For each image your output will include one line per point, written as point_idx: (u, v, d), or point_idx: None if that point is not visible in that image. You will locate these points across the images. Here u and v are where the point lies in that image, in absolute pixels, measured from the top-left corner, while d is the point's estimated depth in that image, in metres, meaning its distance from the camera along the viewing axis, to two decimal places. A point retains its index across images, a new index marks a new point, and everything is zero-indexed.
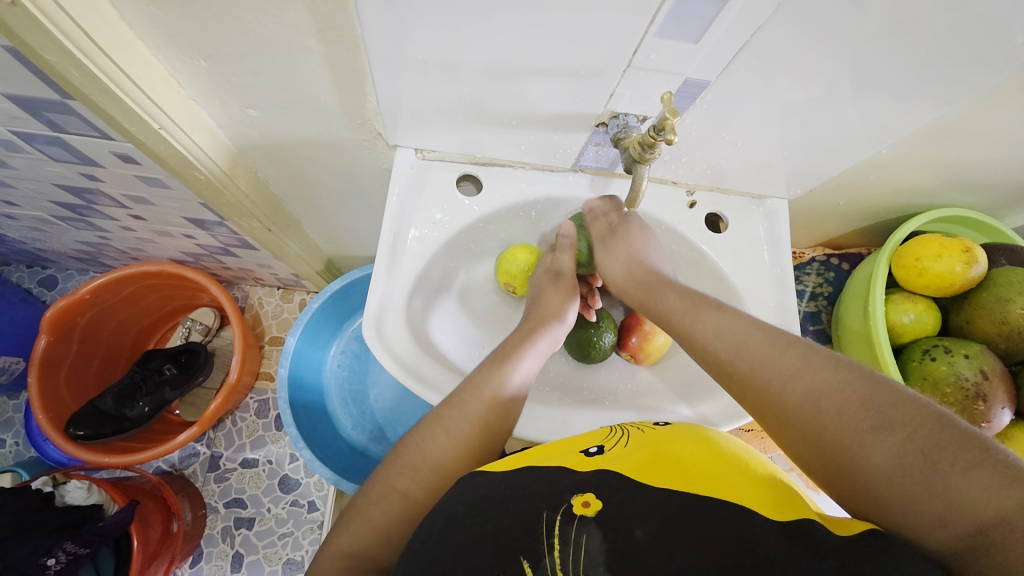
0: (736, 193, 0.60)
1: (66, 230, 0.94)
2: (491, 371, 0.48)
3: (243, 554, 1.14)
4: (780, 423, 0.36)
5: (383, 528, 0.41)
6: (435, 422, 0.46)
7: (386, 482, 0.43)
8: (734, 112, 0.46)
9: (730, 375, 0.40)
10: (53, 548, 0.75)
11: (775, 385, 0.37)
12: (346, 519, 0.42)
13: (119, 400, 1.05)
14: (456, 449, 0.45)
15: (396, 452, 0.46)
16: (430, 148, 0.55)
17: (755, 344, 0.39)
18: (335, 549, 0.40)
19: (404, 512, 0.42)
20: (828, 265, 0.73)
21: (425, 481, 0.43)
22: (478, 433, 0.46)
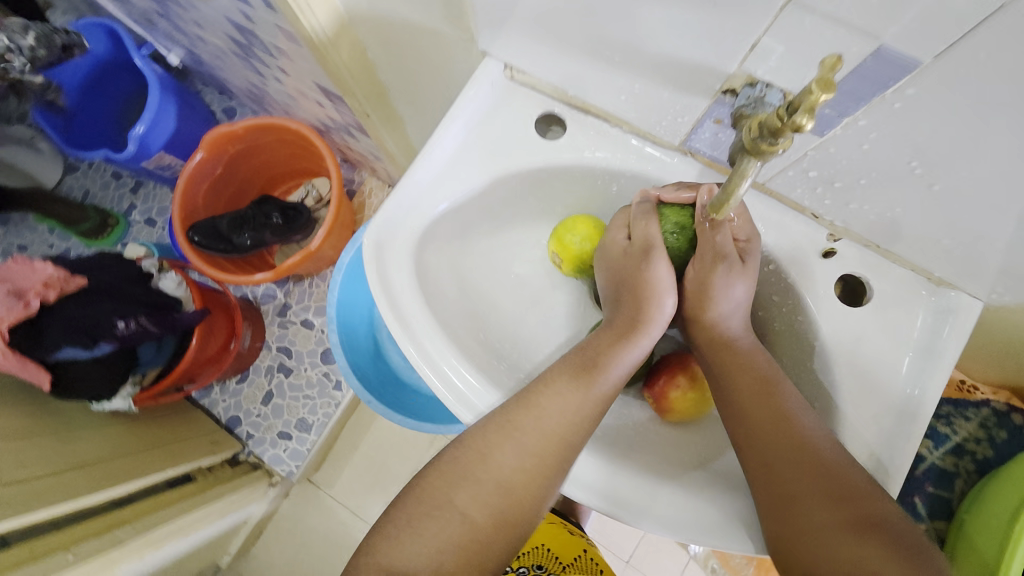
0: (900, 263, 0.41)
1: (238, 65, 1.06)
2: (578, 379, 0.41)
3: (274, 395, 1.28)
4: (782, 507, 0.36)
5: (438, 548, 0.37)
6: (494, 433, 0.40)
7: (443, 495, 0.38)
8: (940, 140, 0.29)
9: (755, 443, 0.39)
10: (128, 317, 0.89)
11: (795, 471, 0.36)
12: (396, 528, 0.38)
13: (232, 225, 1.19)
14: (524, 472, 0.39)
15: (454, 456, 0.40)
16: (521, 67, 0.45)
17: (803, 456, 0.37)
18: (381, 562, 0.36)
19: (460, 534, 0.37)
20: (1005, 420, 0.51)
21: (487, 503, 0.38)
22: (543, 459, 0.39)
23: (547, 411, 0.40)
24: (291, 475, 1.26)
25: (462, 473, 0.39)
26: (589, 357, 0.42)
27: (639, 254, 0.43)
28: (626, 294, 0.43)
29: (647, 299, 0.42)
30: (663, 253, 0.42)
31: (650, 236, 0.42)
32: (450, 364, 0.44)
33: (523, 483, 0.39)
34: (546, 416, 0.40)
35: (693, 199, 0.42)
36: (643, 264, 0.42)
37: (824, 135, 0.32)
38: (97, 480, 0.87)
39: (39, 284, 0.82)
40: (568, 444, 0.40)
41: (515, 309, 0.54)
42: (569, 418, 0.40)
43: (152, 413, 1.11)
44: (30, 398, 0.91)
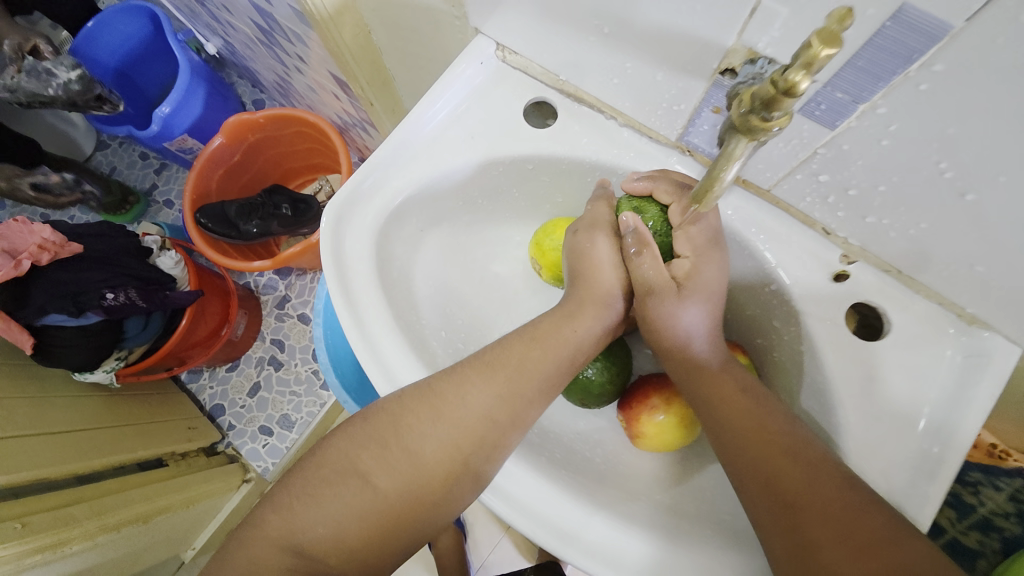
0: (926, 296, 0.35)
1: (265, 55, 1.07)
2: (512, 352, 0.37)
3: (260, 388, 1.26)
4: (771, 528, 0.31)
5: (336, 516, 0.33)
6: (410, 408, 0.35)
7: (348, 457, 0.35)
8: (978, 133, 0.23)
9: (740, 456, 0.34)
10: (116, 289, 0.88)
11: (779, 491, 0.32)
12: (293, 493, 0.35)
13: (240, 211, 1.17)
14: (440, 446, 0.35)
15: (366, 417, 0.36)
16: (512, 47, 0.42)
17: (787, 472, 0.32)
18: (274, 526, 0.34)
19: (360, 502, 0.34)
20: None
21: (396, 473, 0.34)
22: (465, 438, 0.35)
23: (470, 387, 0.36)
24: (265, 473, 1.21)
25: (371, 436, 0.35)
26: (520, 343, 0.38)
27: (583, 233, 0.41)
28: (574, 279, 0.41)
29: (592, 285, 0.40)
30: (605, 232, 0.40)
31: (596, 213, 0.41)
32: (403, 361, 0.40)
33: (442, 463, 0.35)
34: (468, 392, 0.36)
35: (652, 190, 0.39)
36: (585, 242, 0.40)
37: (835, 127, 0.28)
38: (56, 457, 0.85)
39: (34, 246, 0.82)
40: (487, 421, 0.35)
41: (487, 311, 0.49)
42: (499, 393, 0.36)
43: (131, 391, 1.10)
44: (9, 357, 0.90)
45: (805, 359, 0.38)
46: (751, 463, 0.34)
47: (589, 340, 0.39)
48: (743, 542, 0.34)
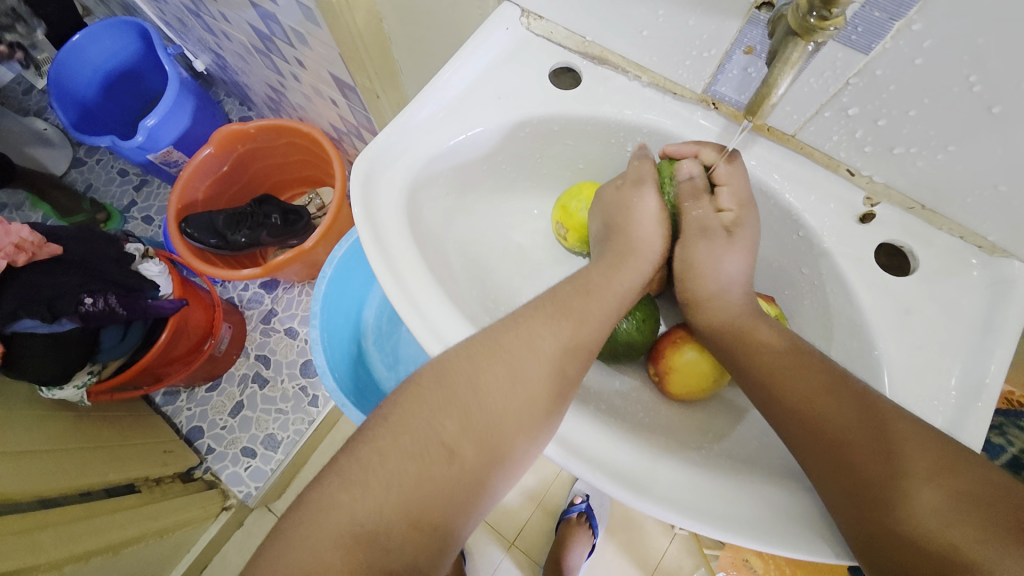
0: (947, 230, 0.37)
1: (259, 64, 1.07)
2: (573, 304, 0.37)
3: (243, 407, 1.19)
4: (824, 461, 0.30)
5: (406, 490, 0.31)
6: (484, 366, 0.34)
7: (424, 428, 0.32)
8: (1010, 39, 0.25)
9: (778, 397, 0.33)
10: (96, 295, 0.83)
11: (822, 423, 0.31)
12: (355, 473, 0.32)
13: (228, 221, 1.14)
14: (518, 405, 0.33)
15: (432, 380, 0.34)
16: (538, 11, 0.43)
17: (829, 402, 0.31)
18: (340, 511, 0.30)
19: (439, 473, 0.32)
20: None
21: (470, 434, 0.33)
22: (539, 393, 0.34)
23: (548, 341, 0.35)
24: (248, 498, 1.13)
25: (445, 401, 0.33)
26: (574, 293, 0.38)
27: (629, 189, 0.41)
28: (616, 235, 0.41)
29: (630, 238, 0.40)
30: (653, 188, 0.41)
31: (645, 175, 0.41)
32: (440, 317, 0.38)
33: (523, 424, 0.33)
34: (545, 343, 0.35)
35: (696, 153, 0.41)
36: (631, 195, 0.41)
37: (870, 51, 0.29)
38: (20, 478, 0.76)
39: (10, 245, 0.77)
40: (562, 375, 0.35)
41: (510, 278, 0.48)
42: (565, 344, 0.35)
43: (100, 411, 1.01)
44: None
45: (838, 301, 0.39)
46: (794, 407, 0.32)
47: (629, 288, 0.39)
48: (801, 481, 0.33)
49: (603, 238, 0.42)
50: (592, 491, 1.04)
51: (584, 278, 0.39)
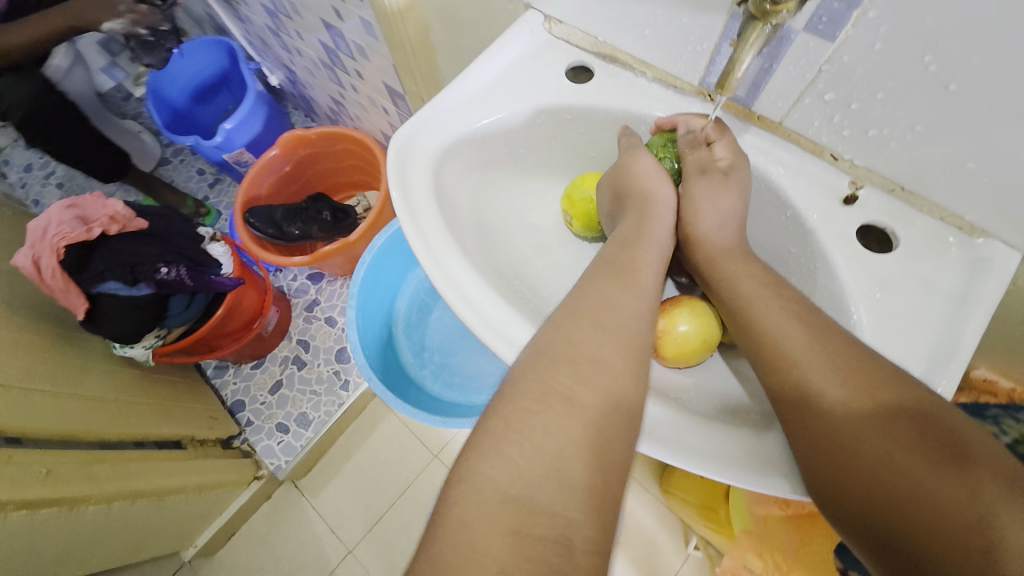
0: (927, 212, 0.39)
1: (324, 77, 1.21)
2: (625, 260, 0.40)
3: (282, 386, 1.28)
4: (793, 413, 0.34)
5: (555, 448, 0.30)
6: (572, 317, 0.36)
7: (538, 379, 0.33)
8: (952, 22, 0.29)
9: (758, 355, 0.38)
10: (170, 264, 0.95)
11: (793, 377, 0.35)
12: (496, 438, 0.30)
13: (286, 215, 1.26)
14: (615, 344, 0.35)
15: (536, 345, 0.35)
16: (558, 17, 0.50)
17: (801, 359, 0.35)
18: (484, 484, 0.29)
19: (568, 422, 0.31)
20: None
21: (599, 388, 0.33)
22: (630, 349, 0.35)
23: (626, 293, 0.38)
24: (278, 471, 1.21)
25: (553, 356, 0.34)
26: (624, 251, 0.41)
27: (626, 156, 0.46)
28: (629, 199, 0.45)
29: (640, 199, 0.44)
30: (645, 152, 0.45)
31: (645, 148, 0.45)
32: (455, 268, 0.44)
33: (626, 364, 0.34)
34: (626, 293, 0.38)
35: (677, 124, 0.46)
36: (628, 161, 0.45)
37: (834, 38, 0.34)
38: (86, 418, 0.87)
39: (106, 217, 0.91)
40: (638, 333, 0.36)
41: (523, 250, 0.53)
42: (635, 307, 0.37)
43: (159, 374, 1.14)
44: (46, 324, 0.95)
45: (822, 275, 0.41)
46: (845, 457, 0.31)
47: (661, 242, 0.43)
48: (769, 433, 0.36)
49: (618, 207, 0.46)
50: None
51: (632, 239, 0.42)
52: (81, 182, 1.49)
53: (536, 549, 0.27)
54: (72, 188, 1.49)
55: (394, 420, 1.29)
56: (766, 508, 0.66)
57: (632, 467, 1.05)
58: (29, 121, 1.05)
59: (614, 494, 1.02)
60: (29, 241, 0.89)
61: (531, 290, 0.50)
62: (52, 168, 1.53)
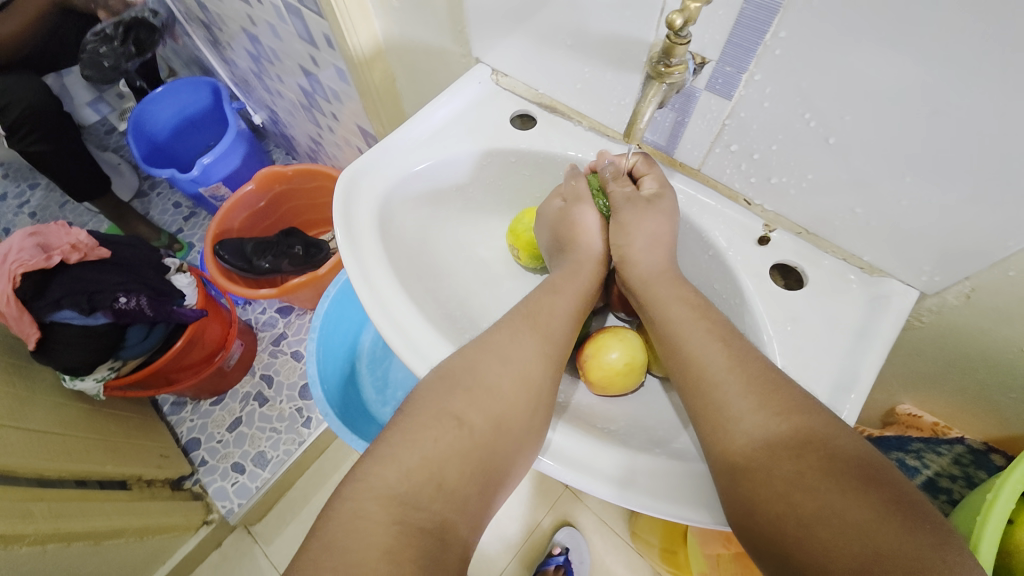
0: (832, 253, 0.42)
1: (303, 118, 1.26)
2: (543, 302, 0.43)
3: (241, 422, 1.24)
4: (712, 437, 0.34)
5: (432, 455, 0.34)
6: (478, 349, 0.39)
7: (435, 403, 0.36)
8: (821, 84, 0.33)
9: (682, 380, 0.38)
10: (130, 293, 0.94)
11: (712, 401, 0.35)
12: (389, 446, 0.35)
13: (256, 249, 1.26)
14: (514, 377, 0.38)
15: (437, 377, 0.38)
16: (503, 71, 0.55)
17: (721, 383, 0.35)
18: (375, 482, 0.33)
19: (453, 442, 0.35)
20: (979, 457, 0.48)
21: (486, 409, 0.37)
22: (529, 380, 0.38)
23: (541, 329, 0.41)
24: (229, 514, 1.15)
25: (450, 382, 0.37)
26: (544, 293, 0.44)
27: (571, 206, 0.48)
28: (565, 245, 0.48)
29: (579, 248, 0.47)
30: (589, 204, 0.47)
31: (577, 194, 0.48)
32: (393, 298, 0.45)
33: (543, 391, 0.38)
34: (546, 329, 0.41)
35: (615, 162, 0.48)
36: (574, 212, 0.47)
37: (732, 96, 0.38)
38: (28, 453, 0.83)
39: (67, 245, 0.91)
40: (542, 367, 0.39)
41: (469, 284, 0.55)
42: (542, 342, 0.40)
43: (111, 408, 1.10)
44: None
45: (741, 309, 0.44)
46: (761, 479, 0.31)
47: (587, 285, 0.45)
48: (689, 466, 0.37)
49: (557, 249, 0.48)
50: (573, 544, 0.98)
51: (562, 279, 0.45)
52: (54, 212, 1.49)
53: (418, 537, 0.31)
54: (43, 218, 1.49)
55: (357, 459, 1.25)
56: (715, 547, 0.72)
57: (600, 509, 1.02)
58: (24, 120, 1.08)
59: (581, 538, 0.99)
60: None
61: (473, 323, 0.51)
62: (26, 198, 1.53)
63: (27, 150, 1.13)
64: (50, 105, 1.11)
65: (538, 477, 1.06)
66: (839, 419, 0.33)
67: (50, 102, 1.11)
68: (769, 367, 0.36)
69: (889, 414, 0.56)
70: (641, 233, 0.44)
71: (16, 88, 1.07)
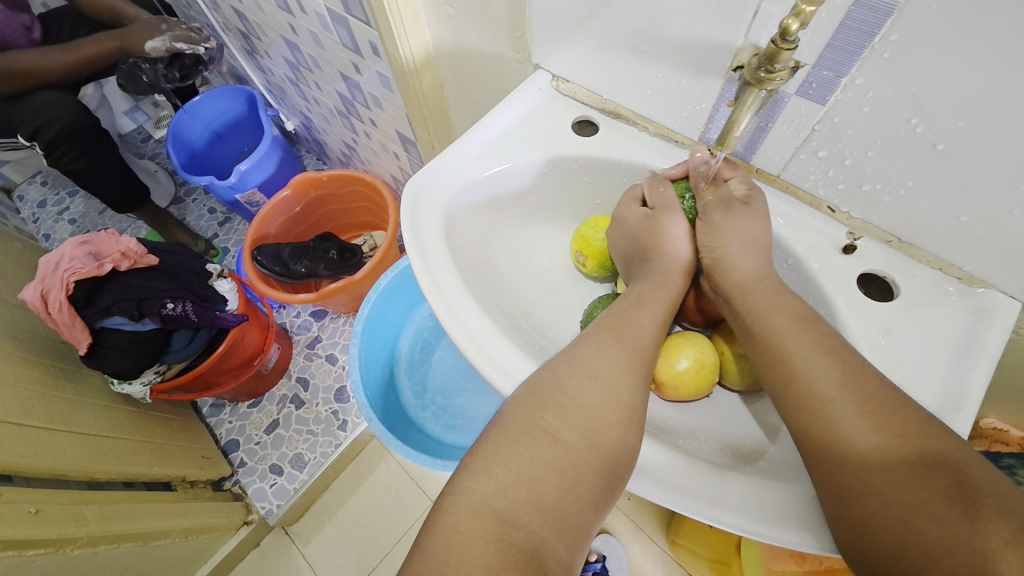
0: (926, 262, 0.40)
1: (338, 124, 1.27)
2: (628, 314, 0.42)
3: (279, 425, 1.26)
4: (824, 456, 0.33)
5: (529, 471, 0.33)
6: (569, 364, 0.39)
7: (526, 418, 0.36)
8: (933, 89, 0.31)
9: (783, 396, 0.36)
10: (177, 300, 0.96)
11: (821, 418, 0.34)
12: (483, 460, 0.34)
13: (294, 254, 1.27)
14: (605, 395, 0.37)
15: (527, 392, 0.37)
16: (565, 77, 0.54)
17: (828, 398, 0.34)
18: (474, 496, 0.33)
19: (551, 458, 0.34)
20: None
21: (578, 424, 0.36)
22: (620, 391, 0.38)
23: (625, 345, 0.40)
24: (268, 515, 1.16)
25: (541, 398, 0.37)
26: (630, 307, 0.43)
27: (661, 214, 0.46)
28: (644, 253, 0.46)
29: (664, 258, 0.45)
30: (678, 213, 0.45)
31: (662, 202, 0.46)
32: (463, 307, 0.44)
33: (634, 408, 0.37)
34: (629, 343, 0.40)
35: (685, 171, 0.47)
36: (664, 221, 0.45)
37: (825, 102, 0.36)
38: (80, 455, 0.85)
39: (118, 253, 0.93)
40: (630, 378, 0.38)
41: (530, 293, 0.54)
42: (631, 352, 0.40)
43: (155, 411, 1.13)
44: (48, 359, 0.96)
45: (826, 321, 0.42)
46: (879, 503, 0.30)
47: (671, 299, 0.44)
48: (787, 487, 0.36)
49: (637, 258, 0.47)
50: (610, 551, 0.96)
51: (643, 294, 0.44)
52: (94, 218, 1.53)
53: (514, 552, 0.30)
54: (83, 224, 1.53)
55: (392, 462, 1.25)
56: (783, 563, 0.69)
57: (638, 516, 1.00)
58: (60, 139, 1.10)
59: (619, 545, 0.97)
60: (39, 276, 0.90)
61: (538, 332, 0.50)
62: (66, 205, 1.57)
63: (66, 168, 1.15)
64: (84, 122, 1.13)
65: None
66: (961, 441, 0.31)
67: (83, 119, 1.12)
68: (883, 382, 0.34)
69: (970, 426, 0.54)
70: (721, 243, 0.43)
71: (52, 108, 1.09)
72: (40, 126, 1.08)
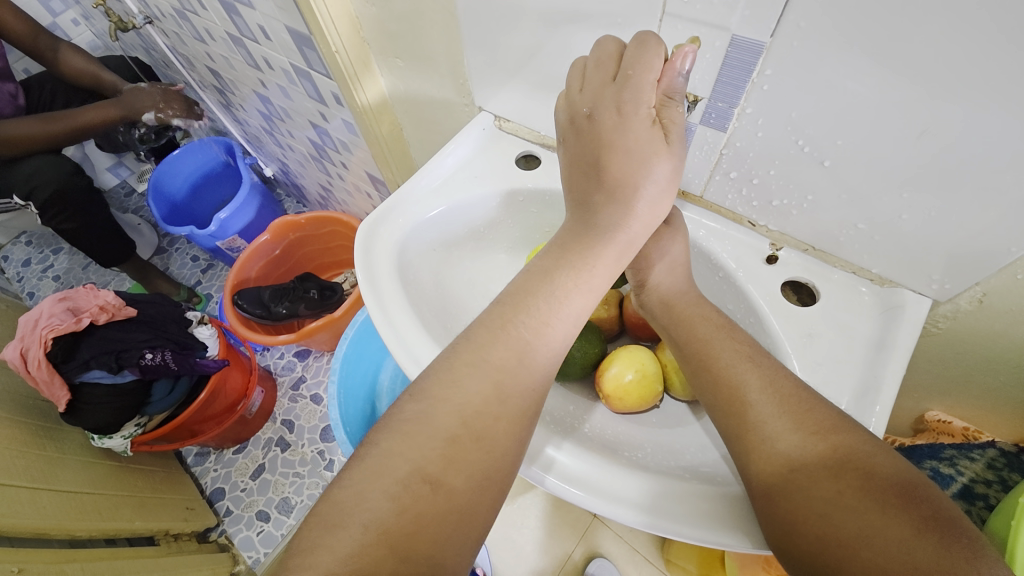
0: (841, 267, 0.44)
1: (312, 167, 1.31)
2: (555, 299, 0.37)
3: (264, 470, 1.24)
4: (752, 457, 0.35)
5: (394, 516, 0.29)
6: (465, 374, 0.34)
7: (397, 450, 0.31)
8: (809, 113, 0.35)
9: (716, 403, 0.38)
10: (156, 349, 0.97)
11: (745, 421, 0.36)
12: (338, 508, 0.29)
13: (274, 296, 1.29)
14: (499, 410, 0.34)
15: (410, 416, 0.33)
16: (506, 116, 0.58)
17: (749, 402, 0.36)
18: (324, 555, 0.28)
19: (425, 496, 0.30)
20: (1016, 460, 0.47)
21: (460, 450, 0.32)
22: (512, 408, 0.34)
23: (537, 341, 0.36)
24: (256, 565, 1.13)
25: (419, 424, 0.32)
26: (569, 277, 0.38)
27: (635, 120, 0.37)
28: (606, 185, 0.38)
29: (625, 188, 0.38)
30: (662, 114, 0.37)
31: (637, 97, 0.36)
32: (414, 338, 0.46)
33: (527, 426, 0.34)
34: (543, 339, 0.36)
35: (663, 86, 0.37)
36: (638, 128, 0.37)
37: (726, 128, 0.40)
38: (60, 513, 0.84)
39: (96, 306, 0.95)
40: (528, 390, 0.35)
41: None
42: (538, 356, 0.36)
43: (137, 464, 1.12)
44: (29, 417, 0.96)
45: (756, 327, 0.44)
46: (801, 499, 0.31)
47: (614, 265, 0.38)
48: (723, 491, 0.38)
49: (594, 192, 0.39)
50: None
51: (572, 268, 0.38)
52: (78, 273, 1.55)
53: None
54: (68, 279, 1.54)
55: None
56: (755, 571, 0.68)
57: (630, 536, 0.99)
58: (54, 200, 1.14)
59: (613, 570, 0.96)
60: (19, 334, 0.91)
61: None
62: (51, 262, 1.59)
63: (59, 227, 1.18)
64: (77, 184, 1.16)
65: (564, 508, 1.03)
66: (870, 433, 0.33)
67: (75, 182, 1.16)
68: (798, 383, 0.36)
69: (918, 421, 0.56)
70: (652, 261, 0.45)
71: (45, 171, 1.12)
72: (36, 189, 1.12)
